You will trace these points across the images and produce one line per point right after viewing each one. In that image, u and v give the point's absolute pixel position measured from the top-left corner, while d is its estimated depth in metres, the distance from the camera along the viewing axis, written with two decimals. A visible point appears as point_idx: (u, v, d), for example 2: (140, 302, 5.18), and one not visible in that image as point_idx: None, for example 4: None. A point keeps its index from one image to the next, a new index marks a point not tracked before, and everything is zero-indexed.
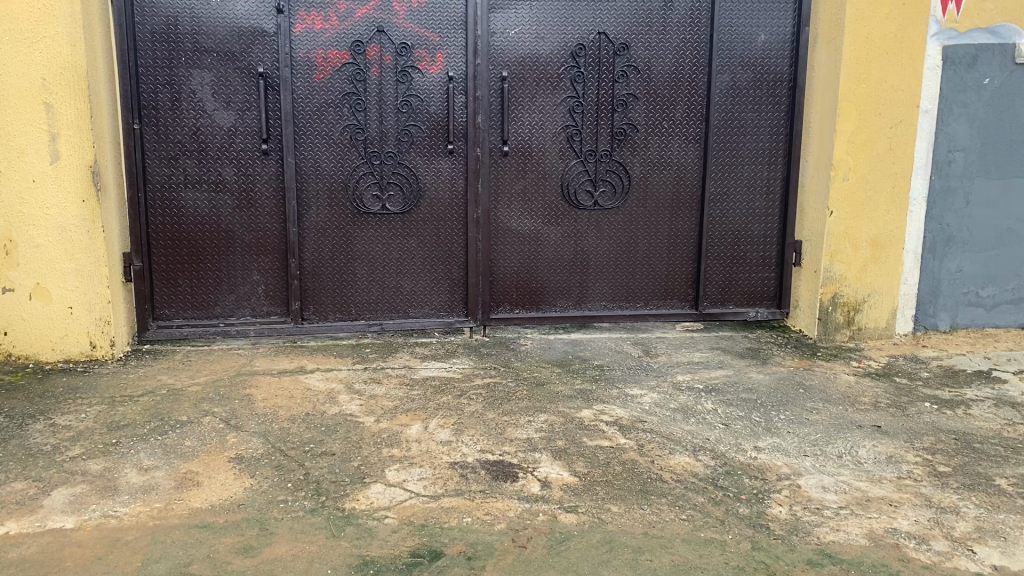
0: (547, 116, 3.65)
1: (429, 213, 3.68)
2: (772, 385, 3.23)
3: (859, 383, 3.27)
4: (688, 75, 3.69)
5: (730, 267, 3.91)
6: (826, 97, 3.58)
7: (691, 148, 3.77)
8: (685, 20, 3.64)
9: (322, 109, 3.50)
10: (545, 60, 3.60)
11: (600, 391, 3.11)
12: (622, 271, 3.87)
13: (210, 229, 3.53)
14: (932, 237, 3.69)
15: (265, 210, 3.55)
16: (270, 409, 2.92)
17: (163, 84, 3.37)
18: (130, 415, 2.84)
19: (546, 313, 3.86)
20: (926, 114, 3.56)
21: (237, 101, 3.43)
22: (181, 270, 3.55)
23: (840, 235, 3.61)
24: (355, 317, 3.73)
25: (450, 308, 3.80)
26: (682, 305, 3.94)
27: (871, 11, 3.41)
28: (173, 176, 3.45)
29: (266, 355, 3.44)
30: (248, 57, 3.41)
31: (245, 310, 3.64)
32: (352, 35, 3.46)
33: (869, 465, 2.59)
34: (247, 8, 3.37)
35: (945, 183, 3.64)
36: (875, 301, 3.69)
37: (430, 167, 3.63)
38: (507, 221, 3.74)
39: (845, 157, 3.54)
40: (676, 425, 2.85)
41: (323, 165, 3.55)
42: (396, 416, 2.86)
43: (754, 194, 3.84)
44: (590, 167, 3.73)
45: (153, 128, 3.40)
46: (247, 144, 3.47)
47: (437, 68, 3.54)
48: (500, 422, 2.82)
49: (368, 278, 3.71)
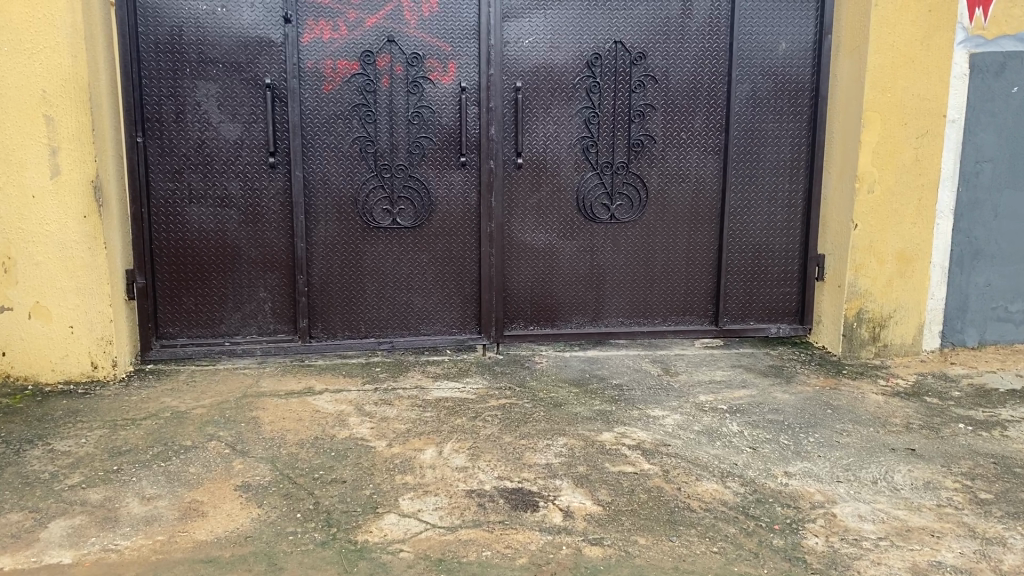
0: (562, 127, 3.55)
1: (441, 227, 3.57)
2: (799, 405, 3.10)
3: (889, 404, 3.14)
4: (707, 84, 3.59)
5: (750, 281, 3.80)
6: (849, 106, 3.47)
7: (711, 159, 3.66)
8: (705, 28, 3.54)
9: (330, 122, 3.40)
10: (560, 69, 3.50)
11: (620, 413, 2.99)
12: (640, 287, 3.76)
13: (216, 246, 3.42)
14: (959, 251, 3.56)
15: (272, 224, 3.44)
16: (277, 433, 2.81)
17: (168, 96, 3.27)
18: (133, 440, 2.73)
19: (561, 329, 3.75)
20: (953, 124, 3.44)
21: (243, 113, 3.33)
22: (186, 287, 3.44)
23: (865, 248, 3.50)
24: (364, 335, 3.62)
25: (462, 325, 3.68)
26: (701, 321, 3.83)
27: (897, 18, 3.31)
28: (177, 191, 3.34)
29: (273, 376, 3.33)
30: (255, 68, 3.31)
31: (251, 327, 3.53)
32: (362, 45, 3.36)
33: (906, 492, 2.47)
34: (253, 17, 3.27)
35: (973, 195, 3.52)
36: (902, 317, 3.57)
37: (442, 180, 3.52)
38: (521, 235, 3.63)
39: (870, 168, 3.43)
40: (701, 449, 2.72)
41: (332, 179, 3.45)
42: (408, 440, 2.74)
43: (775, 206, 3.73)
44: (606, 179, 3.62)
45: (157, 142, 3.30)
46: (253, 158, 3.37)
47: (448, 78, 3.44)
48: (518, 446, 2.70)
49: (378, 294, 3.59)
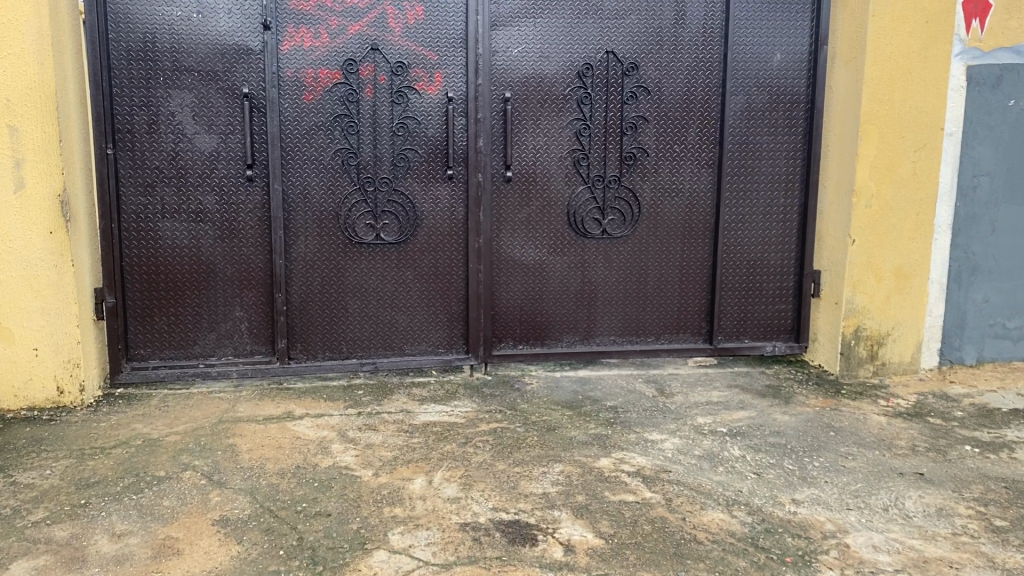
0: (552, 139, 3.44)
1: (427, 243, 3.43)
2: (800, 428, 2.99)
3: (891, 425, 3.04)
4: (700, 96, 3.50)
5: (745, 298, 3.70)
6: (846, 119, 3.39)
7: (704, 173, 3.56)
8: (698, 38, 3.45)
9: (311, 133, 3.26)
10: (550, 80, 3.39)
11: (617, 437, 2.86)
12: (632, 304, 3.64)
13: (190, 263, 3.26)
14: (957, 266, 3.49)
15: (249, 240, 3.29)
16: (256, 462, 2.65)
17: (140, 106, 3.11)
18: (101, 470, 2.56)
19: (551, 348, 3.62)
20: (950, 137, 3.38)
21: (219, 124, 3.18)
22: (158, 306, 3.27)
23: (862, 264, 3.41)
24: (346, 356, 3.46)
25: (449, 345, 3.54)
26: (695, 339, 3.72)
27: (893, 29, 3.24)
28: (149, 206, 3.18)
29: (251, 400, 3.17)
30: (232, 77, 3.16)
31: (227, 348, 3.36)
32: (345, 54, 3.23)
33: (919, 519, 2.36)
34: (231, 24, 3.13)
35: (970, 210, 3.45)
36: (899, 334, 3.49)
37: (428, 194, 3.39)
38: (510, 251, 3.50)
39: (868, 182, 3.35)
40: (704, 475, 2.60)
41: (313, 193, 3.30)
42: (396, 468, 2.59)
43: (770, 221, 3.64)
44: (598, 193, 3.51)
45: (128, 154, 3.13)
46: (230, 171, 3.22)
47: (435, 88, 3.32)
48: (512, 474, 2.56)
49: (360, 313, 3.44)
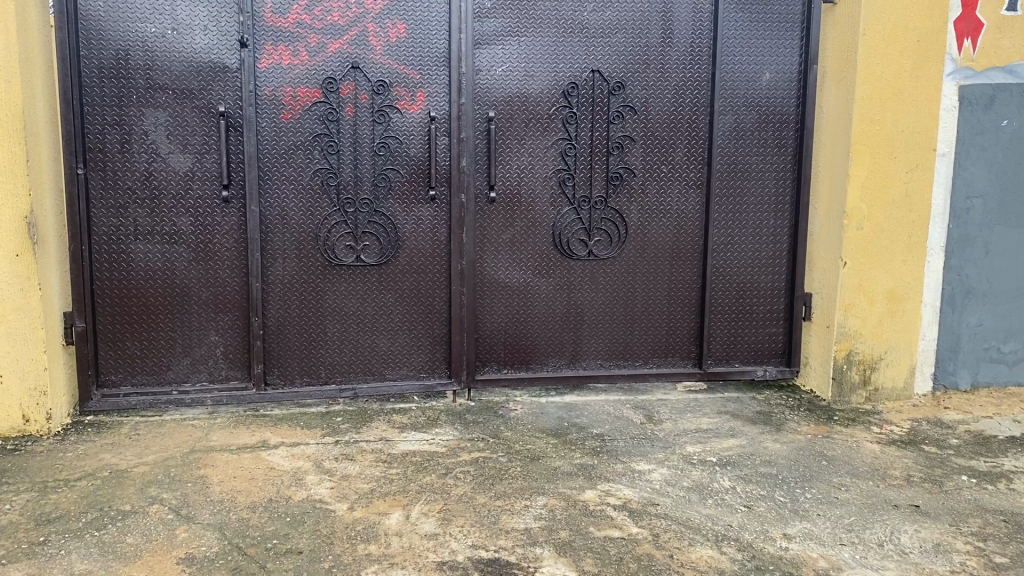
0: (537, 159, 3.36)
1: (409, 265, 3.34)
2: (792, 457, 2.90)
3: (885, 454, 2.95)
4: (688, 115, 3.43)
5: (734, 321, 3.62)
6: (836, 139, 3.33)
7: (693, 194, 3.49)
8: (686, 56, 3.39)
9: (290, 152, 3.17)
10: (535, 99, 3.32)
11: (603, 467, 2.77)
12: (619, 328, 3.56)
13: (164, 287, 3.17)
14: (950, 289, 3.42)
15: (225, 263, 3.19)
16: (227, 495, 2.54)
17: (112, 125, 3.02)
18: (64, 505, 2.45)
19: (536, 373, 3.52)
20: (943, 158, 3.31)
21: (195, 144, 3.10)
22: (130, 331, 3.17)
23: (854, 287, 3.34)
24: (325, 381, 3.36)
25: (431, 369, 3.44)
26: (684, 363, 3.63)
27: (884, 48, 3.18)
28: (121, 227, 3.09)
29: (225, 428, 3.06)
30: (208, 95, 3.08)
31: (202, 374, 3.26)
32: (325, 72, 3.15)
33: (915, 556, 2.26)
34: (207, 41, 3.05)
35: (964, 232, 3.38)
36: (893, 359, 3.41)
37: (410, 215, 3.30)
38: (494, 273, 3.41)
39: (859, 204, 3.28)
40: (692, 509, 2.50)
41: (291, 213, 3.21)
42: (372, 502, 2.49)
43: (760, 243, 3.56)
44: (584, 214, 3.43)
45: (100, 174, 3.04)
46: (206, 191, 3.13)
47: (417, 107, 3.24)
48: (493, 509, 2.46)
49: (340, 336, 3.34)
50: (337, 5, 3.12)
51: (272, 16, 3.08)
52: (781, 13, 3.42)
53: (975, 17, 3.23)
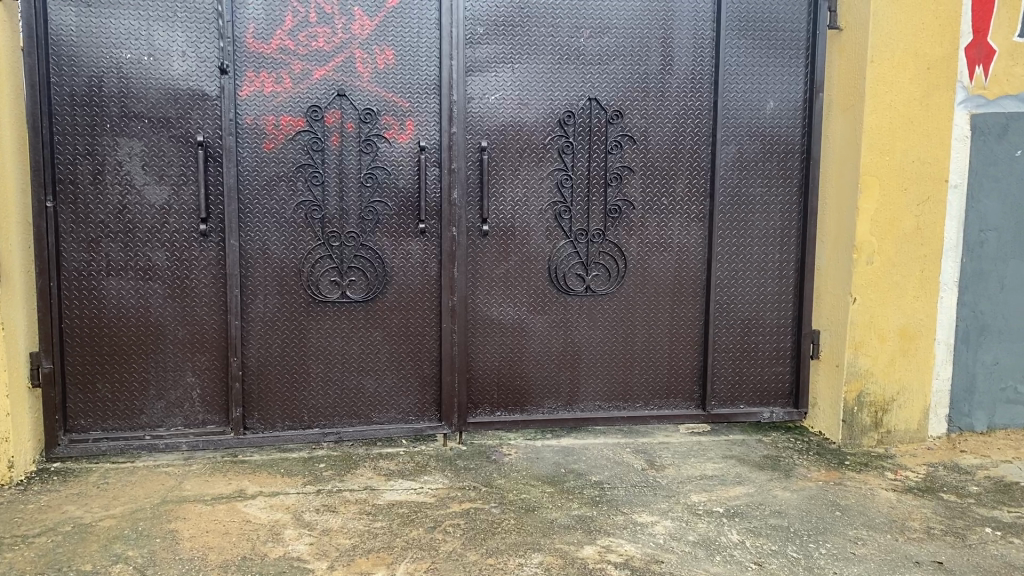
0: (532, 191, 3.21)
1: (397, 302, 3.18)
2: (803, 507, 2.72)
3: (902, 503, 2.78)
4: (689, 145, 3.29)
5: (739, 360, 3.46)
6: (843, 169, 3.19)
7: (694, 227, 3.34)
8: (686, 84, 3.26)
9: (272, 184, 3.02)
10: (530, 128, 3.18)
11: (602, 519, 2.58)
12: (618, 367, 3.39)
13: (137, 325, 3.00)
14: (965, 327, 3.27)
15: (202, 300, 3.03)
16: (197, 552, 2.35)
17: (84, 155, 2.87)
18: (18, 565, 2.25)
19: (531, 415, 3.35)
20: (955, 189, 3.18)
21: (171, 175, 2.95)
22: (101, 372, 2.99)
23: (865, 324, 3.18)
24: (308, 425, 3.18)
25: (420, 412, 3.26)
26: (686, 405, 3.46)
27: (893, 75, 3.05)
28: (93, 263, 2.92)
29: (200, 476, 2.88)
30: (186, 124, 2.93)
31: (177, 418, 3.09)
32: (309, 100, 3.01)
33: None
34: (185, 67, 2.91)
35: (978, 267, 3.24)
36: (906, 400, 3.25)
37: (399, 249, 3.15)
38: (487, 310, 3.25)
39: (869, 238, 3.13)
40: (699, 566, 2.32)
41: (273, 248, 3.06)
42: (354, 560, 2.30)
43: (765, 278, 3.41)
44: (581, 248, 3.28)
45: (70, 207, 2.88)
46: (183, 225, 2.98)
47: (406, 136, 3.10)
48: (484, 567, 2.27)
49: (323, 377, 3.17)
50: (322, 30, 2.99)
51: (254, 41, 2.95)
52: (785, 40, 3.29)
53: (986, 44, 3.12)
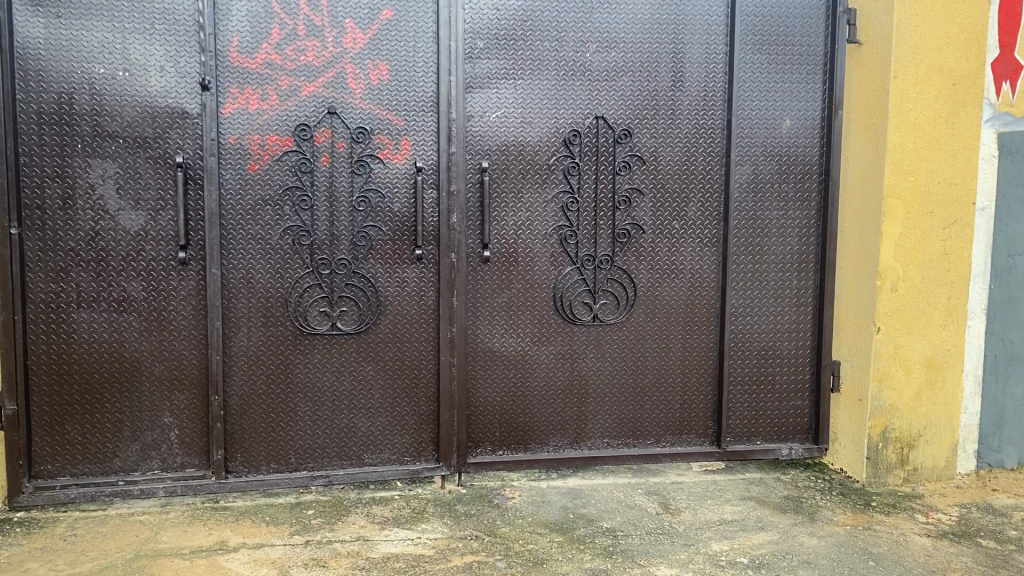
0: (535, 215, 3.02)
1: (391, 334, 2.96)
2: (834, 556, 2.51)
3: (939, 550, 2.57)
4: (701, 167, 3.11)
5: (755, 394, 3.26)
6: (864, 191, 3.01)
7: (708, 252, 3.15)
8: (698, 102, 3.08)
9: (257, 208, 2.81)
10: (533, 149, 2.99)
11: (618, 573, 2.36)
12: (627, 402, 3.19)
13: (110, 361, 2.77)
14: (993, 357, 3.08)
15: (181, 333, 2.81)
16: None
17: (52, 178, 2.66)
18: None
19: (536, 455, 3.14)
20: (983, 212, 3.00)
21: (147, 199, 2.73)
22: (70, 412, 2.76)
23: (890, 355, 2.98)
24: (295, 467, 2.96)
25: (416, 453, 3.05)
26: (699, 441, 3.26)
27: (917, 91, 2.88)
28: (62, 294, 2.70)
29: (178, 526, 2.64)
30: (164, 143, 2.73)
31: (153, 462, 2.86)
32: (297, 118, 2.81)
33: None
34: (163, 83, 2.71)
35: (1007, 293, 3.06)
36: (932, 435, 3.05)
37: (393, 277, 2.94)
38: (488, 342, 3.04)
39: (893, 263, 2.94)
40: None
41: (257, 276, 2.84)
42: None
43: (781, 306, 3.22)
44: (588, 275, 3.08)
45: (37, 234, 2.66)
46: (160, 252, 2.76)
47: (401, 157, 2.90)
48: None
49: (312, 416, 2.95)
50: (312, 43, 2.80)
51: (238, 55, 2.75)
52: (802, 54, 3.12)
53: (1012, 59, 2.96)
